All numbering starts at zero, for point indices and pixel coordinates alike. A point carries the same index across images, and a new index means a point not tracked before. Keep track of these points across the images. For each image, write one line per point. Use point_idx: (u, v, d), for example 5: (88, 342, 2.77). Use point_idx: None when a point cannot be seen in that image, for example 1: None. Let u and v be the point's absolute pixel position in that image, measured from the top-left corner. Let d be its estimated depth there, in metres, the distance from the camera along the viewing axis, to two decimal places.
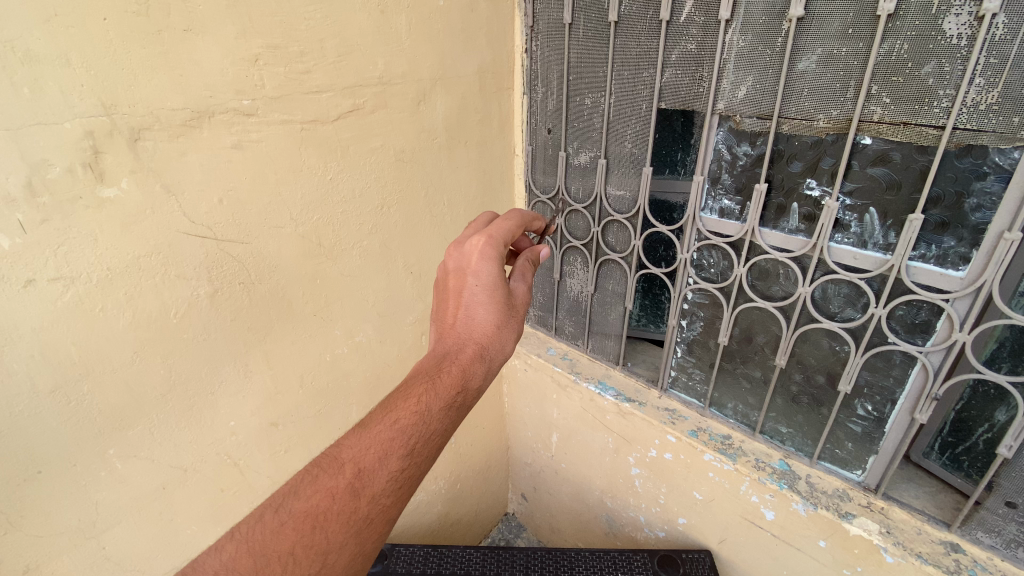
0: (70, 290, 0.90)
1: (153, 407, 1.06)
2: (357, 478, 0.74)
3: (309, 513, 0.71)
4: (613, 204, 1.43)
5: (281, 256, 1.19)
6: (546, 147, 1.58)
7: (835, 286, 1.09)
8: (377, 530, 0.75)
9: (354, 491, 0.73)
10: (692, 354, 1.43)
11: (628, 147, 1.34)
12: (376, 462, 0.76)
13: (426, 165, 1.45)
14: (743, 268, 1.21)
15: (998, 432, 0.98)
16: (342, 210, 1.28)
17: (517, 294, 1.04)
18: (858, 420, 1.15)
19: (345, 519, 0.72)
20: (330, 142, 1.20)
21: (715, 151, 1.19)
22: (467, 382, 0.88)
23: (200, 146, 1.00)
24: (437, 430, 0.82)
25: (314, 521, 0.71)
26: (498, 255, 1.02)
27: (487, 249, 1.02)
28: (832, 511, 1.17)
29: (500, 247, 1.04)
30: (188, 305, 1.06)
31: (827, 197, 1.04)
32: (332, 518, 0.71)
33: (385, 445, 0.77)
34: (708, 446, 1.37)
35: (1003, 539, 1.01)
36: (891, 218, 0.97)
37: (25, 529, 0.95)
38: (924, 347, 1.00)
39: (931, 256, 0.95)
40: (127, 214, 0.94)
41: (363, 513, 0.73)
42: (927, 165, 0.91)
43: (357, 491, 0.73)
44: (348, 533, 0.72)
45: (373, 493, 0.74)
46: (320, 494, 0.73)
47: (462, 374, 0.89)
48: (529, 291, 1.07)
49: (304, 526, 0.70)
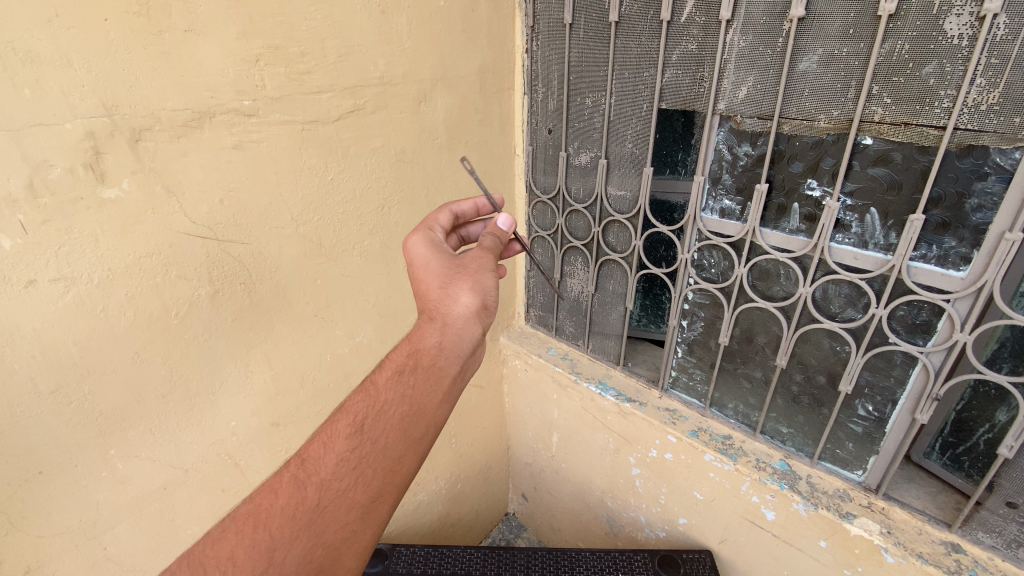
0: (71, 290, 0.90)
1: (154, 407, 1.06)
2: (300, 470, 0.77)
3: (252, 513, 0.74)
4: (613, 204, 1.43)
5: (282, 256, 1.19)
6: (547, 147, 1.58)
7: (836, 287, 1.09)
8: (334, 517, 0.75)
9: (297, 482, 0.76)
10: (692, 354, 1.43)
11: (628, 147, 1.34)
12: (320, 450, 0.78)
13: (427, 165, 1.45)
14: (743, 268, 1.21)
15: (999, 433, 0.99)
16: (343, 211, 1.28)
17: (466, 253, 1.03)
18: (859, 420, 1.15)
19: (290, 512, 0.74)
20: (331, 142, 1.20)
21: (715, 151, 1.19)
22: (416, 345, 0.89)
23: (201, 146, 1.00)
24: (387, 409, 0.81)
25: (258, 520, 0.73)
26: (426, 235, 1.07)
27: (415, 235, 1.07)
28: (833, 511, 1.17)
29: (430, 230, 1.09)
30: (188, 305, 1.06)
31: (828, 197, 1.04)
32: (275, 514, 0.73)
33: (328, 434, 0.80)
34: (709, 446, 1.37)
35: (1004, 539, 1.01)
36: (892, 219, 0.97)
37: (26, 529, 0.95)
38: (924, 348, 1.01)
39: (932, 257, 0.95)
40: (128, 215, 0.94)
41: (311, 503, 0.75)
42: (928, 166, 0.91)
43: (301, 481, 0.76)
44: (295, 525, 0.73)
45: (318, 481, 0.76)
46: (262, 494, 0.76)
47: (412, 341, 0.89)
48: (484, 247, 1.06)
49: (246, 526, 0.72)
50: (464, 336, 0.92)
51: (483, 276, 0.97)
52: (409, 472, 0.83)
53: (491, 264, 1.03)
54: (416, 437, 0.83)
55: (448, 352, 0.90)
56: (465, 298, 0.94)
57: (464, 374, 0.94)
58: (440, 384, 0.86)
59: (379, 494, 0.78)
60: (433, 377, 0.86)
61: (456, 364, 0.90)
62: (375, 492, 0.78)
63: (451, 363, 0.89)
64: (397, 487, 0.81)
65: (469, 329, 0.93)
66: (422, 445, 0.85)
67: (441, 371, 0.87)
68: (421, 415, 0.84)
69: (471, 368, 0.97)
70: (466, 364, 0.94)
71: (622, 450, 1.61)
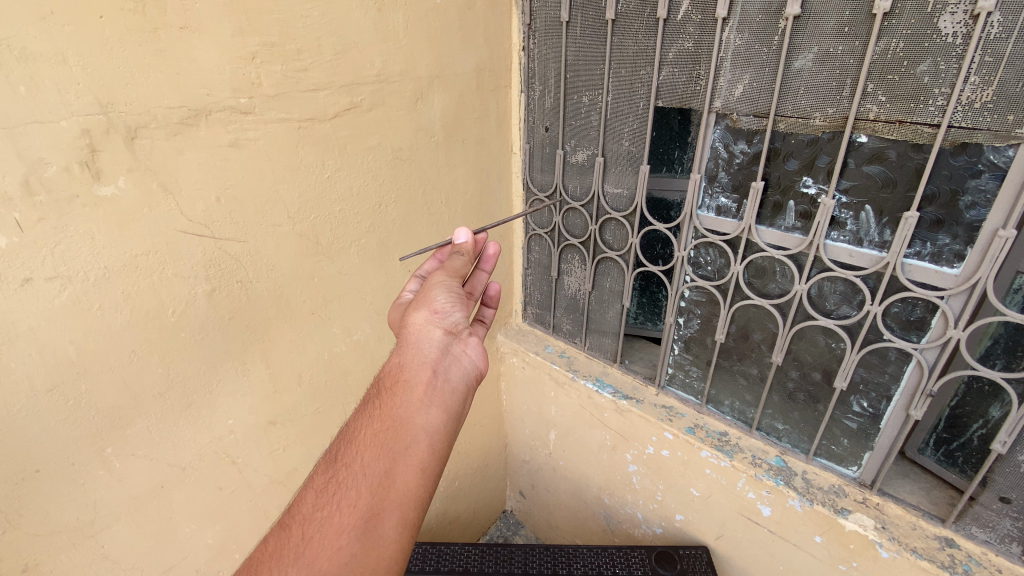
0: (67, 289, 0.90)
1: (151, 406, 1.06)
2: (287, 517, 0.80)
3: (246, 566, 0.77)
4: (610, 202, 1.43)
5: (279, 254, 1.19)
6: (544, 145, 1.58)
7: (831, 283, 1.09)
8: (322, 544, 0.74)
9: (283, 527, 0.79)
10: (689, 352, 1.43)
11: (625, 145, 1.34)
12: (301, 495, 0.82)
13: (424, 163, 1.45)
14: (740, 266, 1.22)
15: (992, 428, 0.99)
16: (340, 208, 1.28)
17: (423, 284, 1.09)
18: (853, 417, 1.16)
19: (276, 555, 0.75)
20: (328, 140, 1.20)
21: (711, 149, 1.19)
22: (381, 377, 0.94)
23: (198, 144, 1.00)
24: (359, 433, 0.85)
25: (249, 571, 0.75)
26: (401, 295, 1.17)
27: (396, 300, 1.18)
28: (828, 507, 1.18)
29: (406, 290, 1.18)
30: (185, 303, 1.06)
31: (823, 194, 1.04)
32: (265, 559, 0.75)
33: (311, 479, 0.84)
34: (704, 443, 1.37)
35: (997, 534, 1.02)
36: (887, 215, 0.98)
37: (23, 528, 0.95)
38: (919, 344, 1.01)
39: (927, 254, 0.96)
40: (124, 213, 0.93)
41: (297, 538, 0.76)
42: (922, 163, 0.92)
43: (287, 525, 0.79)
44: (285, 565, 0.73)
45: (302, 517, 0.78)
46: (256, 547, 0.79)
47: (377, 377, 0.95)
48: (435, 272, 1.09)
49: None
50: (423, 346, 0.96)
51: (425, 292, 1.03)
52: (406, 486, 0.80)
53: (443, 279, 1.05)
54: (401, 450, 0.82)
55: (410, 365, 0.93)
56: (413, 316, 1.00)
57: (444, 376, 0.94)
58: (407, 392, 0.88)
59: (370, 512, 0.77)
60: (399, 390, 0.89)
61: (422, 372, 0.93)
62: (364, 511, 0.77)
63: (416, 372, 0.92)
64: (392, 501, 0.78)
65: (427, 338, 0.97)
66: (411, 456, 0.82)
67: (406, 382, 0.90)
68: (397, 426, 0.84)
69: (455, 370, 0.96)
70: (440, 367, 0.94)
71: (619, 446, 1.61)
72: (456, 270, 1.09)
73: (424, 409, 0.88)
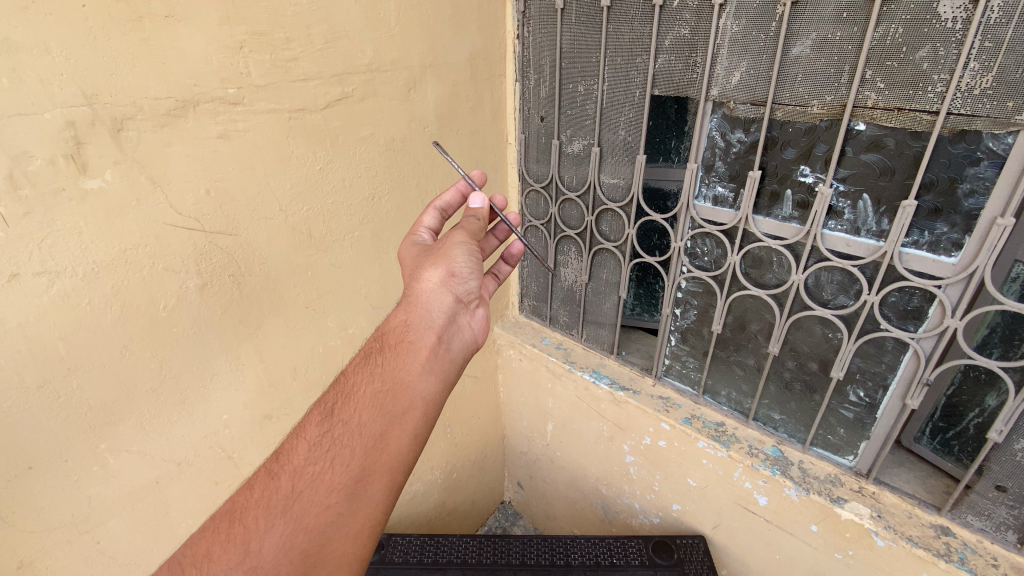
0: (56, 284, 0.89)
1: (144, 401, 1.05)
2: (274, 464, 0.80)
3: (229, 510, 0.77)
4: (607, 192, 1.42)
5: (271, 248, 1.17)
6: (539, 135, 1.56)
7: (829, 273, 1.09)
8: (312, 501, 0.75)
9: (272, 473, 0.79)
10: (686, 342, 1.43)
11: (622, 134, 1.32)
12: (292, 441, 0.81)
13: (417, 154, 1.43)
14: (737, 256, 1.21)
15: (989, 417, 0.99)
16: (332, 201, 1.27)
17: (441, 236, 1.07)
18: (850, 406, 1.16)
19: (263, 503, 0.75)
20: (320, 131, 1.18)
21: (709, 138, 1.18)
22: (388, 328, 0.94)
23: (186, 136, 0.98)
24: (358, 390, 0.85)
25: (234, 517, 0.75)
26: (412, 233, 1.15)
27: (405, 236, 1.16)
28: (824, 496, 1.17)
29: (418, 229, 1.16)
30: (177, 298, 1.04)
31: (821, 183, 1.03)
32: (250, 508, 0.75)
33: (302, 426, 0.83)
34: (701, 433, 1.37)
35: (993, 522, 1.02)
36: (885, 204, 0.97)
37: (16, 525, 0.94)
38: (916, 333, 1.01)
39: (924, 243, 0.95)
40: (112, 206, 0.92)
41: (285, 490, 0.76)
42: (921, 151, 0.90)
43: (276, 472, 0.79)
44: (272, 515, 0.74)
45: (291, 469, 0.78)
46: (240, 491, 0.78)
47: (382, 328, 0.95)
48: (457, 228, 1.06)
49: (222, 523, 0.75)
50: (432, 309, 0.97)
51: (445, 249, 1.01)
52: (398, 450, 0.82)
53: (465, 241, 1.03)
54: (397, 414, 0.83)
55: (417, 326, 0.94)
56: (428, 273, 0.99)
57: (446, 345, 0.96)
58: (411, 356, 0.89)
59: (361, 473, 0.78)
60: (403, 351, 0.90)
61: (428, 337, 0.94)
62: (356, 472, 0.78)
63: (421, 336, 0.93)
64: (383, 465, 0.80)
65: (436, 301, 0.98)
66: (407, 421, 0.84)
67: (411, 345, 0.91)
68: (396, 389, 0.85)
69: (457, 340, 0.99)
70: (444, 335, 0.96)
71: (617, 438, 1.60)
72: (474, 234, 1.07)
73: (424, 376, 0.89)
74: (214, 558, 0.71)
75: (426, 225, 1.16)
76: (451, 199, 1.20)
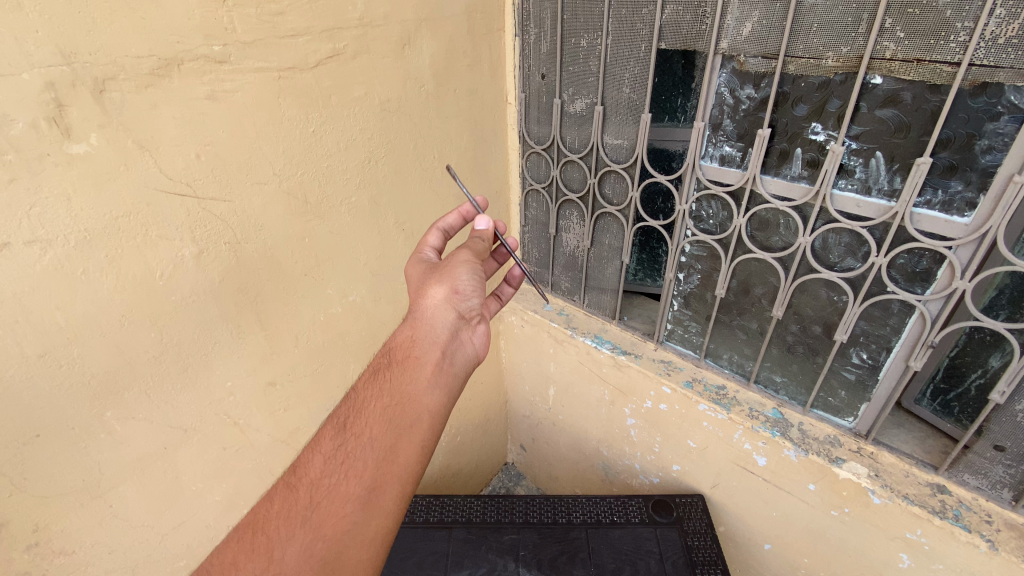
0: (49, 252, 0.87)
1: (146, 370, 1.05)
2: (292, 477, 0.83)
3: (251, 521, 0.80)
4: (610, 153, 1.37)
5: (267, 213, 1.15)
6: (540, 94, 1.50)
7: (836, 235, 1.06)
8: (328, 512, 0.77)
9: (291, 485, 0.82)
10: (689, 307, 1.42)
11: (626, 92, 1.27)
12: (308, 456, 0.84)
13: (414, 115, 1.38)
14: (743, 218, 1.19)
15: (991, 378, 0.99)
16: (327, 165, 1.23)
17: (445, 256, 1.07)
18: (852, 368, 1.16)
19: (284, 515, 0.78)
20: (311, 91, 1.14)
21: (717, 94, 1.13)
22: (394, 346, 0.96)
23: (171, 97, 0.94)
24: (367, 406, 0.86)
25: (256, 527, 0.78)
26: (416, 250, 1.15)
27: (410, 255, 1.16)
28: (823, 456, 1.18)
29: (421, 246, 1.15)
30: (172, 266, 1.03)
31: (832, 141, 0.99)
32: (272, 518, 0.78)
33: (317, 440, 0.86)
34: (702, 396, 1.37)
35: (989, 480, 1.03)
36: (898, 162, 0.94)
37: (28, 490, 0.94)
38: (923, 296, 0.99)
39: (937, 202, 0.92)
40: (100, 172, 0.89)
41: (304, 501, 0.79)
42: (939, 106, 0.86)
43: (294, 485, 0.81)
44: (292, 526, 0.77)
45: (308, 481, 0.81)
46: (262, 503, 0.81)
47: (387, 343, 0.97)
48: (461, 247, 1.07)
49: (245, 532, 0.78)
50: (436, 324, 0.99)
51: (449, 267, 1.03)
52: (408, 461, 0.83)
53: (470, 260, 1.04)
54: (406, 427, 0.85)
55: (422, 340, 0.96)
56: (432, 291, 1.00)
57: (450, 359, 0.98)
58: (417, 370, 0.91)
59: (373, 483, 0.80)
60: (409, 367, 0.92)
61: (432, 350, 0.96)
62: (369, 482, 0.80)
63: (427, 350, 0.95)
64: (394, 476, 0.81)
65: (441, 317, 0.99)
66: (415, 433, 0.85)
67: (417, 360, 0.93)
68: (404, 403, 0.87)
69: (460, 354, 1.01)
70: (448, 348, 0.98)
71: (619, 401, 1.61)
72: (479, 251, 1.08)
73: (431, 389, 0.91)
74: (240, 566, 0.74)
75: (430, 243, 1.14)
76: (452, 223, 1.17)
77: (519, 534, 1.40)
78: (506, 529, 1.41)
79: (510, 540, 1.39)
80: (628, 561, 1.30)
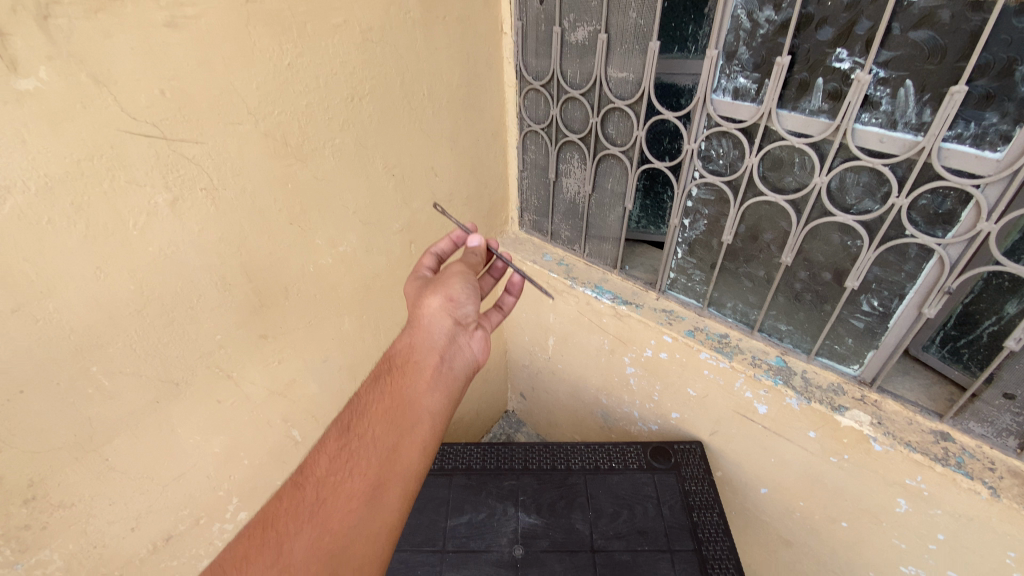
0: (8, 200, 0.81)
1: (129, 324, 1.01)
2: (299, 476, 0.83)
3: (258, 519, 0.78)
4: (614, 88, 1.27)
5: (245, 156, 1.07)
6: (539, 23, 1.37)
7: (855, 175, 0.99)
8: (336, 506, 0.78)
9: (298, 482, 0.82)
10: (693, 255, 1.36)
11: (633, 18, 1.15)
12: (314, 455, 0.85)
13: (400, 47, 1.26)
14: (755, 158, 1.10)
15: (1005, 325, 0.95)
16: (307, 103, 1.13)
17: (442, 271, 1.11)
18: (861, 316, 1.12)
19: (291, 512, 0.78)
20: (284, 19, 1.03)
21: (733, 17, 1.02)
22: (394, 354, 0.98)
23: (126, 23, 0.84)
24: (371, 407, 0.89)
25: (264, 524, 0.77)
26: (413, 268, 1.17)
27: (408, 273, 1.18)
28: (826, 404, 1.15)
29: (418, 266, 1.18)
30: (146, 215, 0.97)
31: (859, 69, 0.90)
32: (280, 515, 0.77)
33: (322, 442, 0.87)
34: (704, 344, 1.33)
35: (995, 428, 1.02)
36: (929, 92, 0.85)
37: (18, 446, 0.92)
38: (943, 239, 0.93)
39: (968, 137, 0.84)
40: (54, 110, 0.81)
41: (310, 498, 0.79)
42: (981, 25, 0.77)
43: (301, 482, 0.82)
44: (299, 520, 0.77)
45: (315, 478, 0.81)
46: (270, 502, 0.80)
47: (386, 352, 1.00)
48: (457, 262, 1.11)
49: (255, 530, 0.76)
50: (434, 331, 1.00)
51: (445, 279, 1.06)
52: (411, 460, 0.85)
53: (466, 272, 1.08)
54: (408, 427, 0.88)
55: (420, 347, 0.98)
56: (430, 301, 1.02)
57: (449, 364, 1.00)
58: (417, 374, 0.94)
59: (379, 479, 0.82)
60: (409, 371, 0.94)
61: (431, 356, 0.98)
62: (373, 480, 0.82)
63: (425, 356, 0.97)
64: (398, 473, 0.83)
65: (439, 324, 1.01)
66: (417, 433, 0.88)
67: (416, 365, 0.96)
68: (407, 405, 0.90)
69: (459, 360, 1.02)
70: (447, 353, 1.00)
71: (618, 350, 1.58)
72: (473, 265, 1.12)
73: (432, 392, 0.94)
74: (249, 563, 0.71)
75: (425, 264, 1.16)
76: (444, 247, 1.18)
77: (518, 480, 1.39)
78: (506, 476, 1.40)
79: (509, 486, 1.38)
80: (626, 506, 1.30)
